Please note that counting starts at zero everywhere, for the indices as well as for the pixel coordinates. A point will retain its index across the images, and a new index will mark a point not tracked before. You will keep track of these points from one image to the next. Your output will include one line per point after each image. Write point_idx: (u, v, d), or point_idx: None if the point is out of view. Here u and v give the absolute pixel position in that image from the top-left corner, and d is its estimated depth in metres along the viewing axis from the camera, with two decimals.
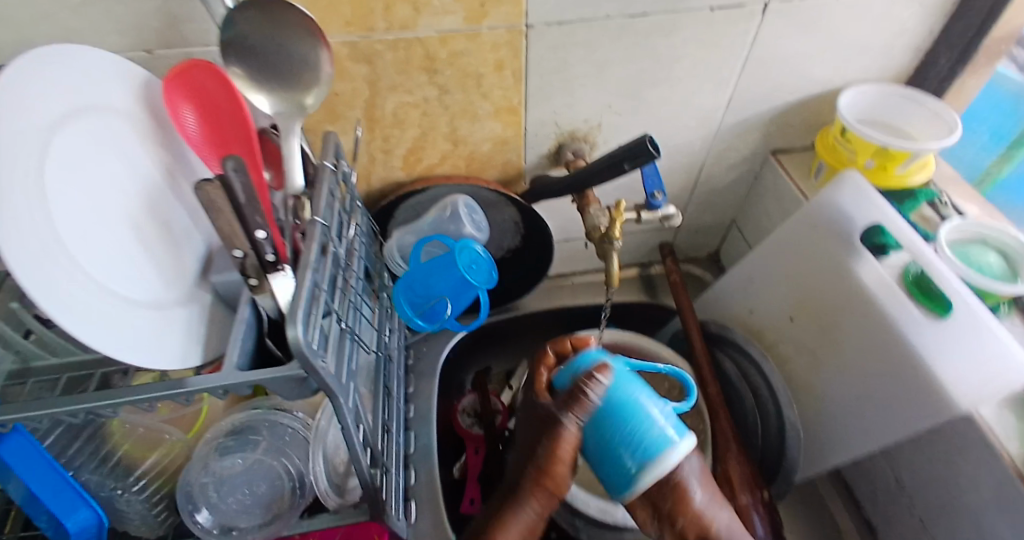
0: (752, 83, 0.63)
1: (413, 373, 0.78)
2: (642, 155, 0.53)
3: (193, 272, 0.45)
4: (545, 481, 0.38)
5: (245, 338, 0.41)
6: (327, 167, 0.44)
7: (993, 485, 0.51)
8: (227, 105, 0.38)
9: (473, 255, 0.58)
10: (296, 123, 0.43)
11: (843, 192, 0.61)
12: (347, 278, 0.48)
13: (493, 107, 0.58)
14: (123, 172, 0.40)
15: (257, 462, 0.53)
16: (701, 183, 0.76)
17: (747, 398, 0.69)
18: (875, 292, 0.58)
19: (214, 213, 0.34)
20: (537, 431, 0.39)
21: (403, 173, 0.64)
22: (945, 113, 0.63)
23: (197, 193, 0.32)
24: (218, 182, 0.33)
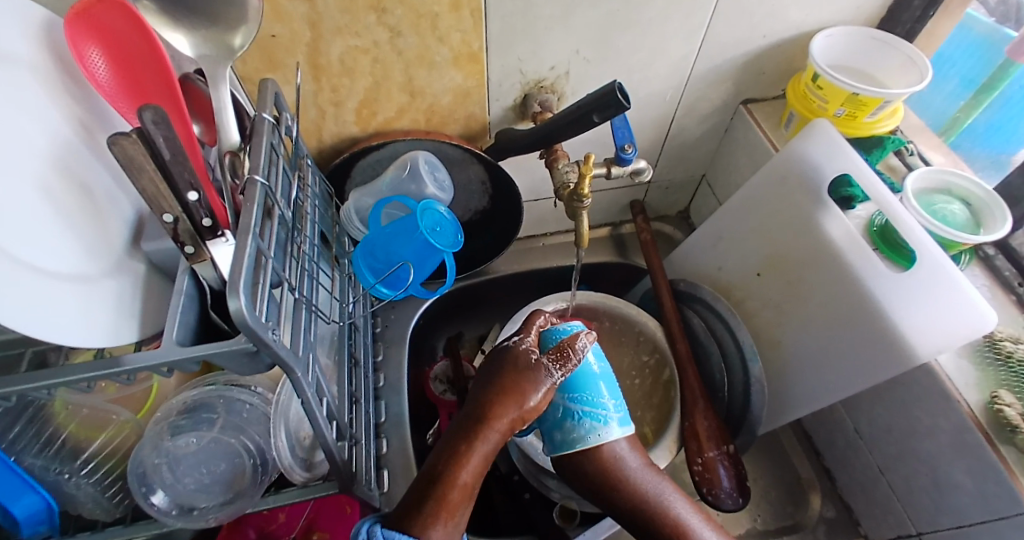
0: (725, 27, 0.60)
1: (381, 341, 0.76)
2: (612, 106, 0.50)
3: (122, 241, 0.41)
4: (515, 418, 0.42)
5: (186, 311, 0.38)
6: (265, 119, 0.40)
7: (951, 429, 0.53)
8: (144, 51, 0.35)
9: (437, 216, 0.55)
10: (224, 69, 0.39)
11: (813, 142, 0.60)
12: (298, 243, 0.45)
13: (452, 53, 0.54)
14: (34, 127, 0.35)
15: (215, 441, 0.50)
16: (672, 137, 0.74)
17: (714, 354, 0.70)
18: (841, 246, 0.58)
19: (135, 173, 0.30)
20: (514, 378, 0.44)
21: (358, 128, 0.59)
22: (917, 57, 0.62)
23: (111, 149, 0.28)
24: (136, 136, 0.28)
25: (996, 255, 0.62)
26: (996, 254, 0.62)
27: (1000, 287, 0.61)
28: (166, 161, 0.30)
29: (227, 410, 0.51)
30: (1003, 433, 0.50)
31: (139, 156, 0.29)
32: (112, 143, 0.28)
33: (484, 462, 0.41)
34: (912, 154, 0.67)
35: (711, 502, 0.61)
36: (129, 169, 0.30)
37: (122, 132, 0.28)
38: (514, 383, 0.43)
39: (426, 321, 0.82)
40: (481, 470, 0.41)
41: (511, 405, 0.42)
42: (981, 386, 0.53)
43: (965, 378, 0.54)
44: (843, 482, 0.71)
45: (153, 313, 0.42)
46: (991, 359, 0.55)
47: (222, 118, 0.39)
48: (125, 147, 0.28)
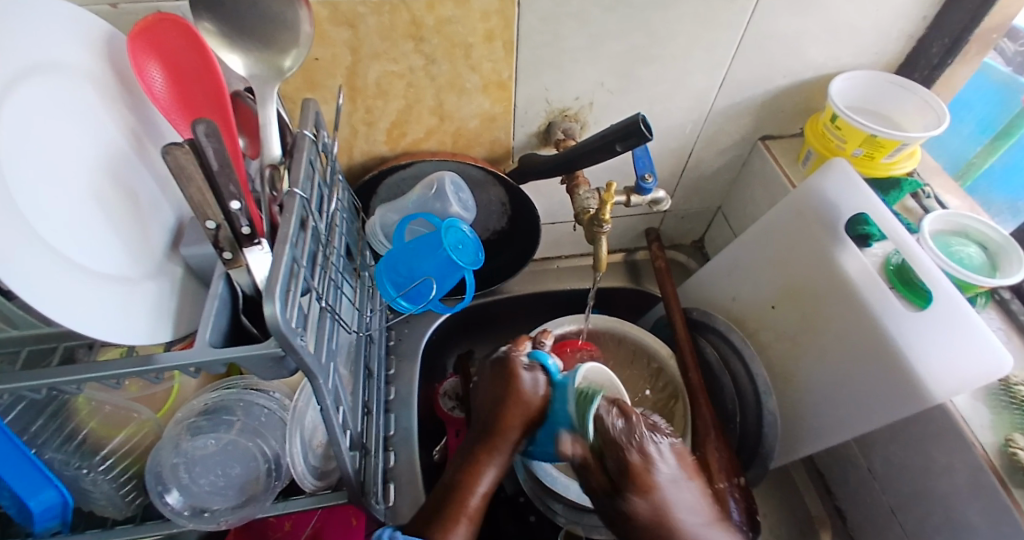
0: (746, 67, 0.62)
1: (395, 355, 0.77)
2: (634, 137, 0.51)
3: (161, 245, 0.42)
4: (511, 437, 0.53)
5: (219, 314, 0.39)
6: (305, 136, 0.42)
7: (965, 474, 0.52)
8: (199, 66, 0.37)
9: (460, 234, 0.56)
10: (271, 89, 0.41)
11: (829, 180, 0.61)
12: (327, 255, 0.47)
13: (483, 81, 0.56)
14: (90, 136, 0.37)
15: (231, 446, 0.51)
16: (689, 169, 0.76)
17: (726, 385, 0.69)
18: (858, 283, 0.58)
19: (185, 181, 0.32)
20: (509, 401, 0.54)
21: (387, 147, 0.61)
22: (936, 102, 0.63)
23: (165, 158, 0.30)
24: (190, 147, 0.30)
25: (1012, 299, 0.62)
26: (1012, 298, 0.62)
27: (1016, 330, 0.61)
28: (214, 170, 0.32)
29: (245, 414, 0.51)
30: (1016, 476, 0.49)
31: (190, 167, 0.31)
32: (166, 153, 0.30)
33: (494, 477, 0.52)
34: (929, 197, 0.67)
35: None
36: (179, 177, 0.32)
37: (177, 143, 0.30)
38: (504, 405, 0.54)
39: (439, 337, 0.83)
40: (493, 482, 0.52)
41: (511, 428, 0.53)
42: (995, 429, 0.53)
43: (979, 420, 0.53)
44: (855, 521, 0.70)
45: (187, 314, 0.44)
46: (1006, 403, 0.55)
47: (266, 133, 0.41)
48: (178, 156, 0.30)
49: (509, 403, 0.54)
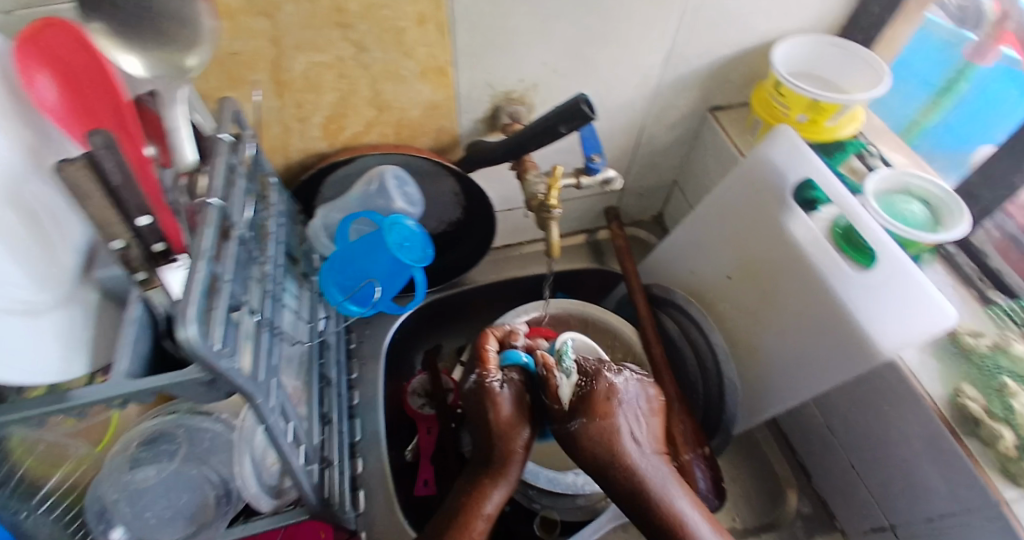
0: (690, 37, 0.60)
1: (356, 358, 0.75)
2: (577, 117, 0.50)
3: (71, 270, 0.39)
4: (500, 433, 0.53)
5: (136, 343, 0.37)
6: (222, 139, 0.39)
7: (919, 428, 0.54)
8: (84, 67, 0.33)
9: (405, 231, 0.53)
10: (177, 91, 0.39)
11: (774, 147, 0.60)
12: (260, 264, 0.44)
13: (419, 67, 0.53)
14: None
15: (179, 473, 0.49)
16: (642, 145, 0.75)
17: (690, 359, 0.71)
18: (807, 249, 0.58)
19: (82, 197, 0.29)
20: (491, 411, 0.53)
21: (325, 143, 0.58)
22: (874, 60, 0.63)
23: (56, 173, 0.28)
24: (82, 159, 0.28)
25: (957, 253, 0.64)
26: (957, 252, 0.64)
27: (963, 283, 0.62)
28: (115, 185, 0.30)
29: (188, 440, 0.49)
30: (967, 426, 0.51)
31: (87, 185, 0.29)
32: (58, 168, 0.28)
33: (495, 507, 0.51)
34: (874, 157, 0.68)
35: None
36: (75, 194, 0.29)
37: (69, 159, 0.27)
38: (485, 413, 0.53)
39: (403, 335, 0.81)
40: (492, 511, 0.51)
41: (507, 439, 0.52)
42: (944, 382, 0.54)
43: (929, 374, 0.54)
44: (820, 480, 0.71)
45: (104, 344, 0.41)
46: (953, 353, 0.56)
47: (174, 140, 0.38)
48: (70, 171, 0.27)
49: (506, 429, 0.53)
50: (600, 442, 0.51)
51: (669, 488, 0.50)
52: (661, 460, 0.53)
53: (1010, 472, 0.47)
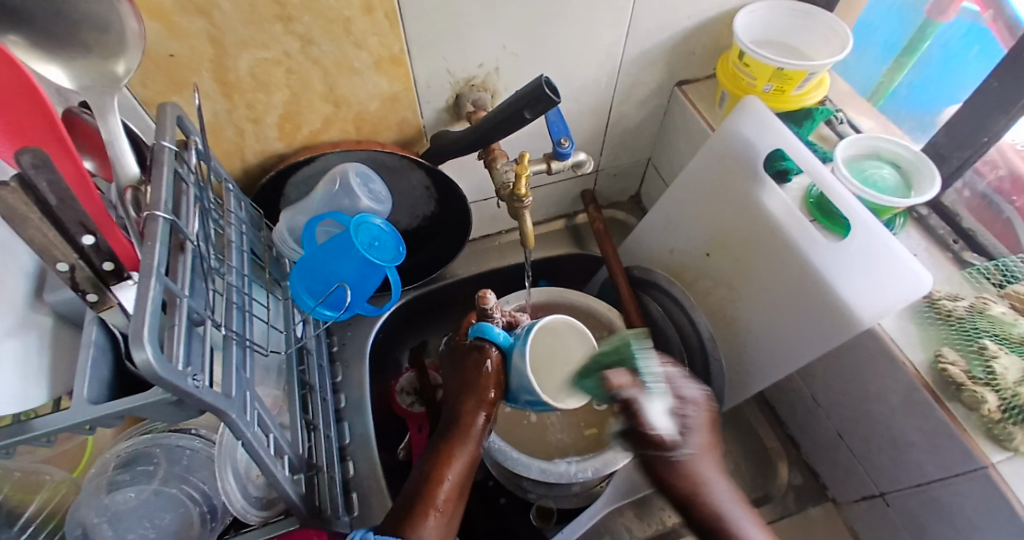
0: (650, 11, 0.59)
1: (339, 361, 0.74)
2: (541, 101, 0.49)
3: (22, 295, 0.37)
4: (477, 385, 0.55)
5: (96, 366, 0.35)
6: (165, 147, 0.38)
7: (900, 390, 0.54)
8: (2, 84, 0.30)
9: (373, 230, 0.51)
10: (111, 99, 0.36)
11: (743, 120, 0.59)
12: (222, 275, 0.43)
13: (373, 58, 0.51)
14: None
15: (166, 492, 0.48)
16: (613, 125, 0.74)
17: (672, 336, 0.71)
18: (782, 220, 0.58)
19: (20, 222, 0.28)
20: (467, 372, 0.56)
21: (283, 144, 0.57)
22: (837, 25, 0.62)
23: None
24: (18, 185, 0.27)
25: (929, 215, 0.64)
26: (929, 214, 0.64)
27: (936, 244, 0.62)
28: (53, 206, 0.29)
29: (167, 459, 0.47)
30: (948, 389, 0.51)
31: (22, 206, 0.27)
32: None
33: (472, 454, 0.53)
34: (842, 123, 0.68)
35: None
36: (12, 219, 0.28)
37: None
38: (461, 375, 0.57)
39: (386, 335, 0.80)
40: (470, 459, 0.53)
41: (472, 394, 0.55)
42: (924, 345, 0.54)
43: (908, 339, 0.55)
44: (808, 447, 0.72)
45: (65, 367, 0.39)
46: (932, 318, 0.56)
47: (115, 151, 0.36)
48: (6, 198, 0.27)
49: (468, 394, 0.55)
50: (683, 475, 0.49)
51: (744, 522, 0.48)
52: (736, 497, 0.50)
53: (995, 435, 0.48)
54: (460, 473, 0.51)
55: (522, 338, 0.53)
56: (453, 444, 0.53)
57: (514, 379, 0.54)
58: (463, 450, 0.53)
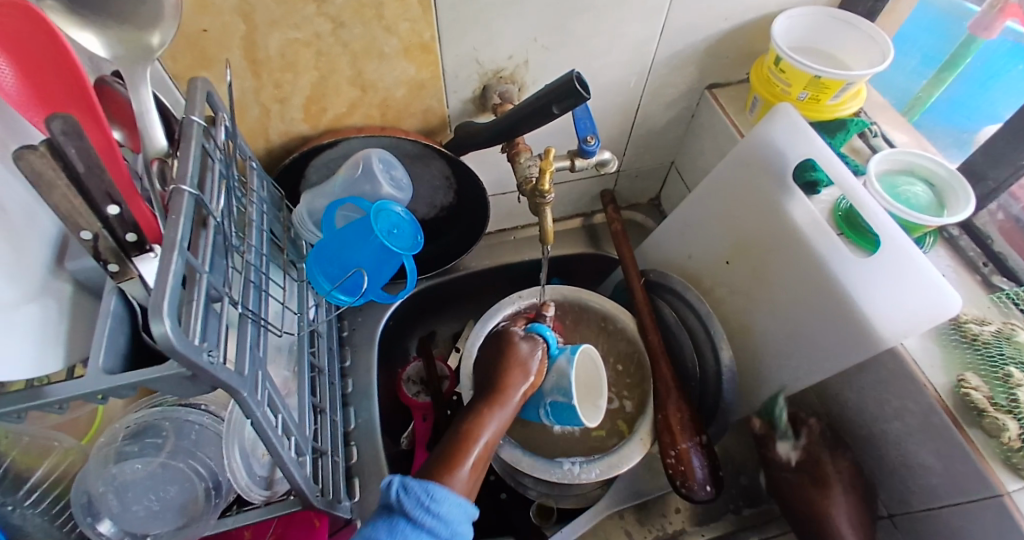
0: (686, 11, 0.58)
1: (349, 345, 0.74)
2: (571, 97, 0.48)
3: (43, 261, 0.37)
4: (517, 363, 0.58)
5: (113, 335, 0.35)
6: (194, 122, 0.37)
7: (918, 414, 0.53)
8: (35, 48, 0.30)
9: (393, 218, 0.51)
10: (144, 71, 0.36)
11: (774, 127, 0.58)
12: (241, 253, 0.42)
13: (402, 44, 0.51)
14: None
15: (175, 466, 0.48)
16: (638, 125, 0.73)
17: (687, 346, 0.68)
18: (807, 232, 0.57)
19: (45, 187, 0.28)
20: (510, 349, 0.59)
21: (307, 126, 0.56)
22: (878, 35, 0.60)
23: (17, 164, 0.26)
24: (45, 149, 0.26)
25: (960, 235, 0.62)
26: (960, 235, 0.62)
27: (965, 266, 0.61)
28: (80, 173, 0.28)
29: (175, 433, 0.47)
30: (969, 415, 0.50)
31: (48, 171, 0.27)
32: (17, 156, 0.26)
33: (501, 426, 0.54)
34: (876, 135, 0.67)
35: (685, 494, 0.60)
36: (37, 184, 0.28)
37: (28, 145, 0.26)
38: (501, 353, 0.60)
39: (396, 322, 0.80)
40: (499, 429, 0.54)
41: (518, 373, 0.57)
42: (946, 369, 0.53)
43: (931, 360, 0.54)
44: None
45: (83, 335, 0.40)
46: (957, 341, 0.54)
47: (144, 122, 0.36)
48: (32, 161, 0.26)
49: (513, 369, 0.58)
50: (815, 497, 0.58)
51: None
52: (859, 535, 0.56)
53: (1014, 464, 0.47)
54: (493, 435, 0.52)
55: (570, 350, 0.59)
56: (490, 407, 0.54)
57: (550, 379, 0.59)
58: (500, 414, 0.54)
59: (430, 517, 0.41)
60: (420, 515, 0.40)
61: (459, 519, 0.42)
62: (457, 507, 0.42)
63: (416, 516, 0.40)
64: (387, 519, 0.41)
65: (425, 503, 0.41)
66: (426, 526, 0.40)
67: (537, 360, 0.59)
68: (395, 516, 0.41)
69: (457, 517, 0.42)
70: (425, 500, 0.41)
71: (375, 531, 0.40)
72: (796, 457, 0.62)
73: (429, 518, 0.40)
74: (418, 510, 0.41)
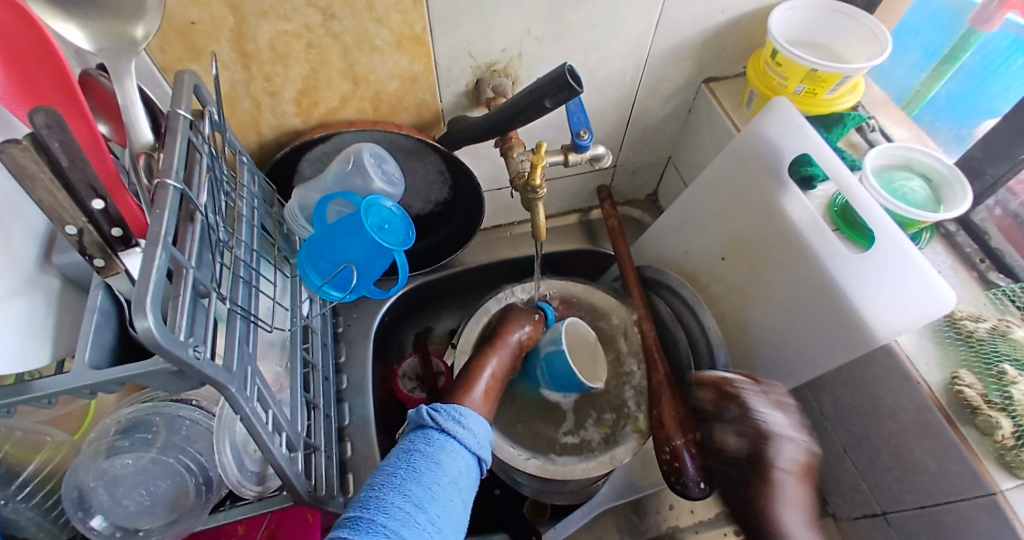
0: (682, 2, 0.57)
1: (344, 341, 0.74)
2: (563, 90, 0.47)
3: (30, 256, 0.37)
4: (513, 316, 0.65)
5: (100, 330, 0.35)
6: (180, 115, 0.37)
7: (912, 410, 0.53)
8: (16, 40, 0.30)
9: (384, 213, 0.50)
10: (128, 63, 0.36)
11: (770, 121, 0.57)
12: (229, 248, 0.42)
13: (393, 36, 0.50)
14: None
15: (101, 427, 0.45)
16: (635, 119, 0.73)
17: (681, 341, 0.68)
18: (803, 228, 0.57)
19: (27, 180, 0.28)
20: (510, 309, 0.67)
21: (300, 120, 0.56)
22: (877, 29, 0.60)
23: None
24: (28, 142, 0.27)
25: (957, 231, 0.62)
26: (957, 231, 0.62)
27: (962, 262, 0.60)
28: (64, 167, 0.28)
29: (167, 428, 0.47)
30: (963, 412, 0.50)
31: (32, 165, 0.27)
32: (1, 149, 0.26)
33: (502, 365, 0.60)
34: (873, 130, 0.66)
35: (680, 490, 0.58)
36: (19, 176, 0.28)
37: (11, 139, 0.26)
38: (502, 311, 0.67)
39: (392, 318, 0.80)
40: (501, 365, 0.60)
41: (515, 322, 0.64)
42: (942, 365, 0.53)
43: (926, 357, 0.53)
44: None
45: (72, 329, 0.40)
46: (952, 338, 0.54)
47: (130, 116, 0.36)
48: (14, 154, 0.26)
49: (512, 319, 0.65)
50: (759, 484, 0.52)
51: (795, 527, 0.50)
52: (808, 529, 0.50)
53: (1007, 462, 0.47)
54: (500, 367, 0.60)
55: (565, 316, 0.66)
56: (493, 345, 0.61)
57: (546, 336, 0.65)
58: (503, 348, 0.61)
59: (462, 430, 0.47)
60: (454, 429, 0.47)
61: (483, 436, 0.49)
62: (481, 426, 0.49)
63: (451, 429, 0.46)
64: (421, 435, 0.46)
65: (457, 418, 0.48)
66: (459, 437, 0.46)
67: (536, 320, 0.66)
68: (430, 431, 0.46)
69: (481, 434, 0.49)
70: (456, 417, 0.48)
71: (413, 444, 0.45)
72: (738, 444, 0.55)
73: (461, 430, 0.47)
74: (452, 423, 0.47)
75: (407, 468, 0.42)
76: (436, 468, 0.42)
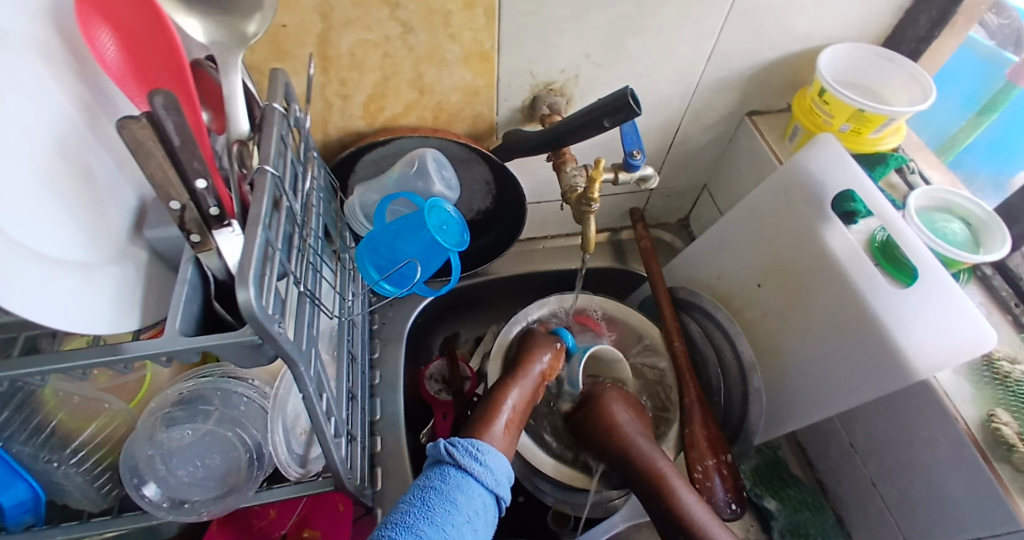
0: (734, 39, 0.60)
1: (379, 338, 0.75)
2: (623, 111, 0.50)
3: (124, 228, 0.39)
4: (531, 344, 0.63)
5: (189, 300, 0.37)
6: (275, 109, 0.40)
7: (948, 448, 0.54)
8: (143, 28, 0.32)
9: (443, 214, 0.53)
10: (235, 57, 0.39)
11: (816, 156, 0.60)
12: (304, 236, 0.45)
13: (463, 51, 0.53)
14: (38, 120, 0.32)
15: (33, 393, 0.45)
16: (676, 145, 0.75)
17: (711, 360, 0.71)
18: (844, 260, 0.58)
19: (142, 157, 0.29)
20: (532, 339, 0.64)
21: (364, 123, 0.59)
22: (921, 75, 0.63)
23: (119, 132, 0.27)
24: (145, 119, 0.28)
25: (993, 275, 0.63)
26: (993, 274, 0.63)
27: (997, 305, 0.62)
28: (175, 147, 0.29)
29: (223, 403, 0.49)
30: (998, 449, 0.51)
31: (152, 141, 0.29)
32: (121, 125, 0.27)
33: (523, 402, 0.57)
34: (913, 172, 0.68)
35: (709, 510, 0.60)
36: (136, 153, 0.29)
37: (131, 116, 0.27)
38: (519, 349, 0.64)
39: (424, 320, 0.82)
40: (523, 403, 0.57)
41: (536, 356, 0.61)
42: (977, 403, 0.54)
43: (962, 394, 0.54)
44: (836, 494, 0.71)
45: (153, 301, 0.42)
46: (988, 378, 0.56)
47: (231, 106, 0.39)
48: (133, 131, 0.27)
49: (533, 353, 0.61)
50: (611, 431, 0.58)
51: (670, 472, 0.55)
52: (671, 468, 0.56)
53: None
54: (519, 399, 0.57)
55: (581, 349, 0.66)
56: (516, 373, 0.58)
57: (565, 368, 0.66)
58: (525, 380, 0.58)
59: (479, 466, 0.45)
60: (472, 466, 0.45)
61: (502, 472, 0.47)
62: (500, 462, 0.47)
63: (468, 466, 0.45)
64: (438, 471, 0.44)
65: (474, 453, 0.45)
66: (477, 474, 0.45)
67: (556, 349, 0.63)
68: (446, 468, 0.44)
69: (500, 470, 0.46)
70: (474, 452, 0.46)
71: (428, 481, 0.43)
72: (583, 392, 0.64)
73: (479, 466, 0.45)
74: (469, 460, 0.45)
75: (421, 507, 0.41)
76: (451, 509, 0.41)
